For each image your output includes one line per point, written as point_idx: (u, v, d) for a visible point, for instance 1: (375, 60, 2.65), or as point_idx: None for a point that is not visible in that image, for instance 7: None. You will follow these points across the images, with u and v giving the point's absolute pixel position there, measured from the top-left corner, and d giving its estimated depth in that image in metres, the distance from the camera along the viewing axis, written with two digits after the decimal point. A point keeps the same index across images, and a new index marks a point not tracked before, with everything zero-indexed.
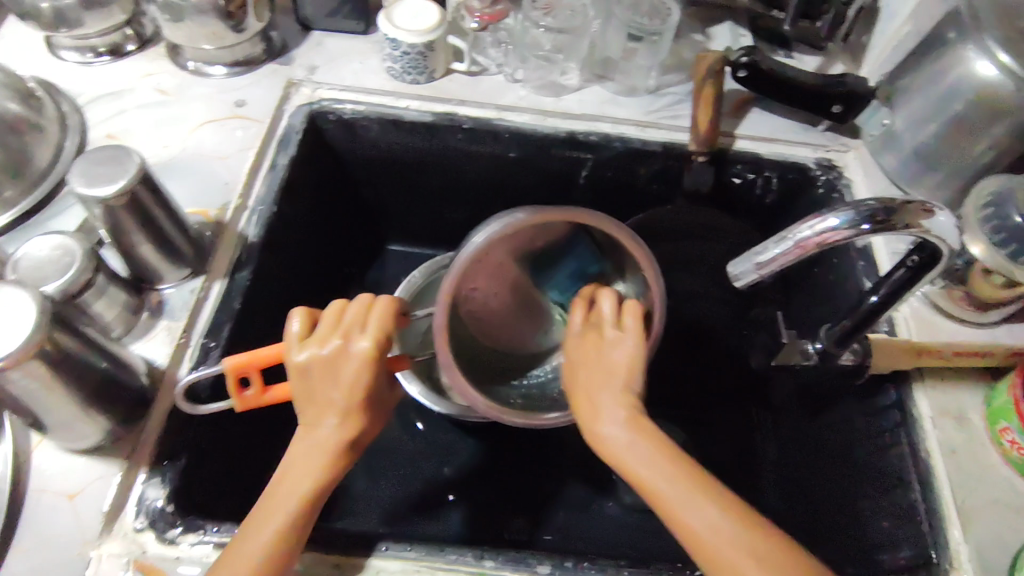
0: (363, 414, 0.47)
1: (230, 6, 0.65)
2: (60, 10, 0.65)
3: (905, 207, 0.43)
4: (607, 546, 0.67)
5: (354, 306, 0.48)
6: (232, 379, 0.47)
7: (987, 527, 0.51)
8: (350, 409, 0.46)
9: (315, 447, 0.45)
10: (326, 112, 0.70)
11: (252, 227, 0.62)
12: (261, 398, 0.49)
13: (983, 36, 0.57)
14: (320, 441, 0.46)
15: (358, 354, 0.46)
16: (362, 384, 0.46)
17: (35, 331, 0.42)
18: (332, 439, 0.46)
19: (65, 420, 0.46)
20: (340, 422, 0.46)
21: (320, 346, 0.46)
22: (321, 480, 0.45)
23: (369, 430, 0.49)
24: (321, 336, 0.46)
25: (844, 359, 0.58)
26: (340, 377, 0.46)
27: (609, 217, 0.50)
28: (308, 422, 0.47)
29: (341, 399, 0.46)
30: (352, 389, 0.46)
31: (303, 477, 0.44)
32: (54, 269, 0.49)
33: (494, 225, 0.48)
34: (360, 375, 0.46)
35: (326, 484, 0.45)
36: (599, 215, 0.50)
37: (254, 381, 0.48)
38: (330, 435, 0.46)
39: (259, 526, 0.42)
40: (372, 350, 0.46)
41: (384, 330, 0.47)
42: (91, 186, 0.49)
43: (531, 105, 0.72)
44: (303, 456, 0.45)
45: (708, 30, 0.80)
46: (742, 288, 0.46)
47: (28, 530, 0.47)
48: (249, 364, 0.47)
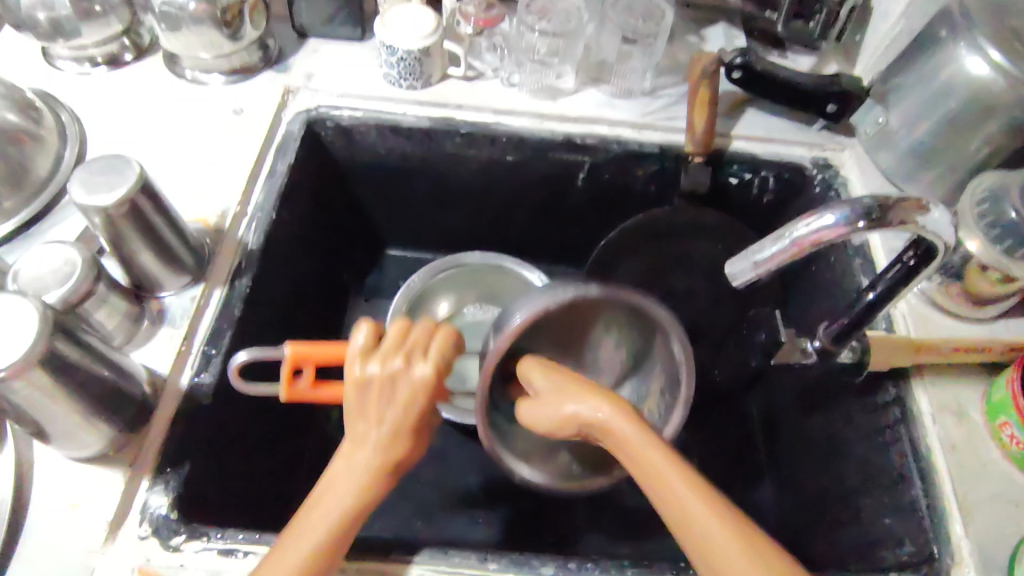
0: (411, 439, 0.45)
1: (226, 15, 0.65)
2: (58, 21, 0.65)
3: (899, 204, 0.43)
4: (610, 548, 0.68)
5: (418, 329, 0.46)
6: (288, 366, 0.47)
7: (988, 520, 0.51)
8: (401, 433, 0.44)
9: (359, 466, 0.43)
10: (323, 119, 0.71)
11: (252, 234, 0.62)
12: (310, 392, 0.48)
13: (974, 35, 0.57)
14: (366, 460, 0.43)
15: (419, 378, 0.44)
16: (417, 411, 0.44)
17: (37, 341, 0.42)
18: (378, 459, 0.44)
19: (68, 429, 0.46)
20: (389, 442, 0.44)
21: (384, 364, 0.44)
22: (360, 503, 0.42)
23: (414, 458, 0.46)
24: (385, 353, 0.45)
25: (843, 356, 0.58)
26: (397, 397, 0.44)
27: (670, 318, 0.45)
28: (355, 438, 0.44)
29: (396, 422, 0.44)
30: (409, 415, 0.44)
31: (344, 494, 0.42)
32: (55, 278, 0.49)
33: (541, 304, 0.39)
34: (419, 401, 0.44)
35: (368, 505, 0.43)
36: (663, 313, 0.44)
37: (310, 373, 0.48)
38: (378, 455, 0.44)
39: (299, 536, 0.41)
40: (434, 378, 0.44)
41: (445, 358, 0.45)
42: (91, 195, 0.49)
43: (528, 109, 0.72)
44: (347, 473, 0.43)
45: (703, 32, 0.80)
46: (741, 286, 0.46)
47: (31, 539, 0.47)
48: (309, 356, 0.47)
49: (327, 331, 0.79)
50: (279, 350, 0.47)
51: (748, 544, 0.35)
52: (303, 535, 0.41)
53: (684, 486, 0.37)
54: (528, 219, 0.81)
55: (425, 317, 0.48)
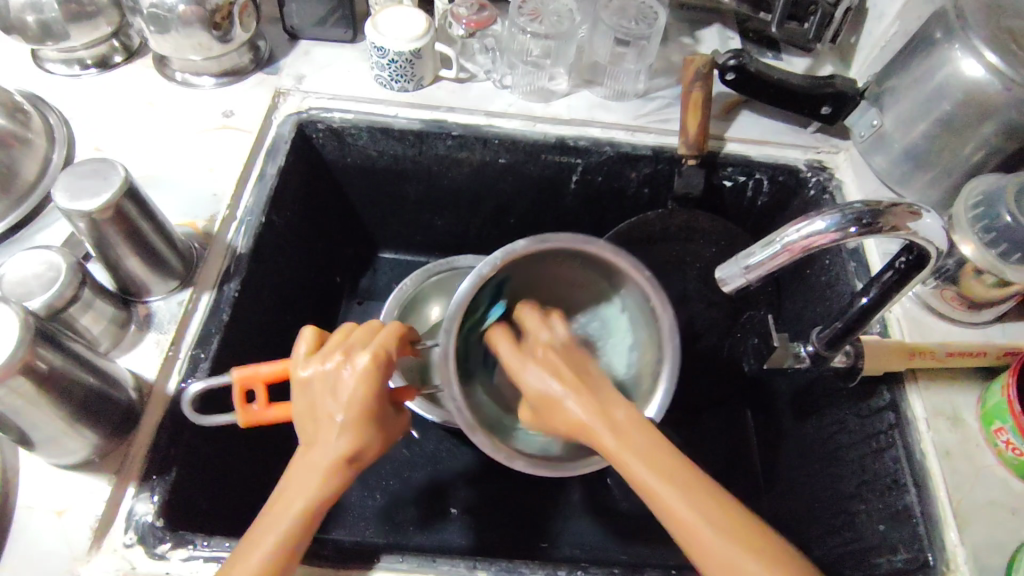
0: (365, 431, 0.44)
1: (216, 17, 0.65)
2: (46, 23, 0.65)
3: (891, 210, 0.43)
4: (602, 552, 0.67)
5: (359, 330, 0.48)
6: (238, 390, 0.47)
7: (983, 527, 0.51)
8: (350, 421, 0.44)
9: (309, 465, 0.43)
10: (314, 121, 0.70)
11: (242, 238, 0.61)
12: (265, 415, 0.48)
13: (970, 36, 0.57)
14: (316, 459, 0.43)
15: (356, 366, 0.45)
16: (361, 400, 0.44)
17: (19, 348, 0.41)
18: (327, 455, 0.43)
19: (53, 436, 0.46)
20: (337, 437, 0.44)
21: (322, 362, 0.45)
22: (315, 498, 0.42)
23: (377, 449, 0.45)
24: (323, 353, 0.46)
25: (837, 361, 0.57)
26: (339, 391, 0.44)
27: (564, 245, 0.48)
28: (309, 438, 0.45)
29: (342, 413, 0.44)
30: (354, 402, 0.44)
31: (298, 492, 0.42)
32: (40, 284, 0.49)
33: (499, 255, 0.46)
34: (360, 390, 0.44)
35: (327, 499, 0.43)
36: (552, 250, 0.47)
37: (259, 395, 0.48)
38: (327, 451, 0.43)
39: (258, 538, 0.41)
40: (370, 366, 0.45)
41: (384, 347, 0.46)
42: (76, 200, 0.49)
43: (520, 111, 0.72)
44: (299, 474, 0.43)
45: (697, 33, 0.80)
46: (731, 292, 0.46)
47: (16, 548, 0.46)
48: (255, 376, 0.47)
49: None
50: (224, 376, 0.48)
51: (713, 510, 0.38)
52: (263, 535, 0.41)
53: (644, 446, 0.40)
54: (521, 221, 0.81)
55: (370, 320, 0.49)
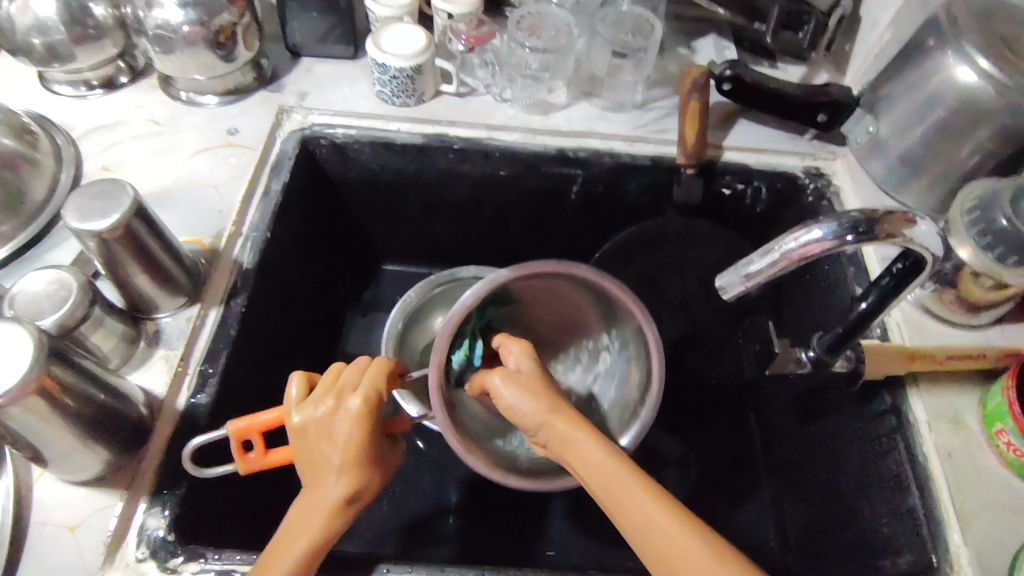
0: (363, 471, 0.46)
1: (220, 37, 0.66)
2: (52, 45, 0.66)
3: (886, 217, 0.43)
4: (611, 559, 0.68)
5: (349, 370, 0.49)
6: (235, 441, 0.47)
7: (987, 529, 0.51)
8: (349, 463, 0.45)
9: (314, 506, 0.44)
10: (317, 137, 0.71)
11: (248, 253, 0.62)
12: (263, 460, 0.48)
13: (962, 44, 0.57)
14: (320, 502, 0.44)
15: (350, 407, 0.46)
16: (356, 442, 0.46)
17: (32, 367, 0.42)
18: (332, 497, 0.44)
19: (66, 453, 0.46)
20: (340, 478, 0.45)
21: (315, 408, 0.46)
22: (318, 539, 0.43)
23: (373, 488, 0.47)
24: (316, 398, 0.47)
25: (838, 366, 0.58)
26: (335, 435, 0.46)
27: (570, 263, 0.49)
28: (308, 483, 0.46)
29: (341, 455, 0.45)
30: (350, 443, 0.45)
31: (303, 533, 0.43)
32: (51, 303, 0.50)
33: (482, 286, 0.47)
34: (355, 431, 0.46)
35: (330, 538, 0.44)
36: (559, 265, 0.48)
37: (256, 441, 0.48)
38: (330, 494, 0.44)
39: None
40: (363, 408, 0.46)
41: (376, 387, 0.48)
42: (86, 220, 0.49)
43: (520, 123, 0.73)
44: (301, 515, 0.44)
45: (693, 44, 0.81)
46: (730, 300, 0.47)
47: (29, 565, 0.47)
48: (248, 427, 0.47)
49: (325, 348, 0.80)
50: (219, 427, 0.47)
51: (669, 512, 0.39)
52: (267, 573, 0.41)
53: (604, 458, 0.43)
54: (522, 232, 0.82)
55: (358, 359, 0.50)
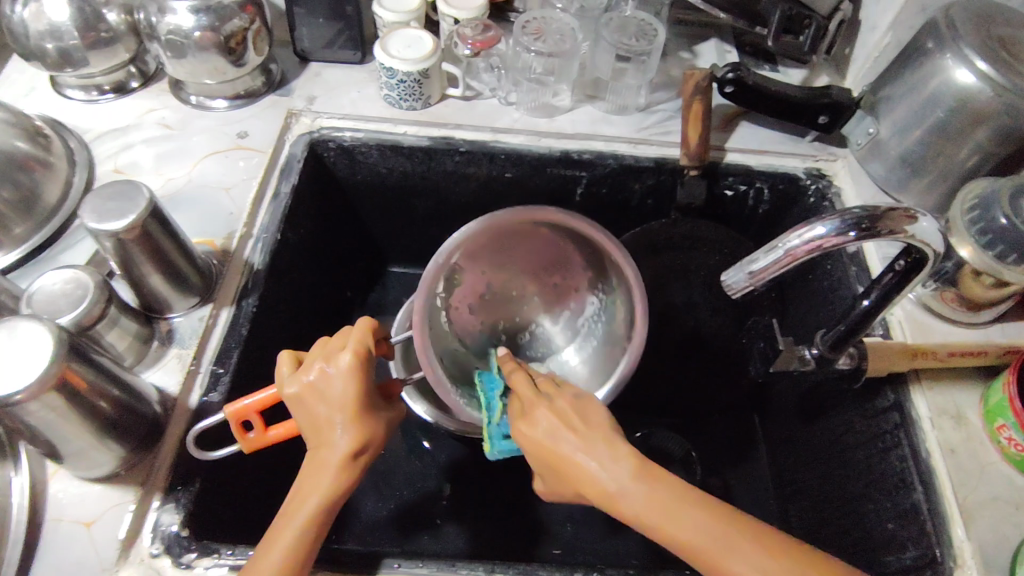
0: (367, 424, 0.47)
1: (230, 42, 0.67)
2: (66, 50, 0.67)
3: (889, 214, 0.44)
4: (617, 556, 0.68)
5: (332, 336, 0.50)
6: (235, 424, 0.49)
7: (990, 524, 0.52)
8: (347, 418, 0.46)
9: (323, 463, 0.45)
10: (325, 140, 0.72)
11: (258, 255, 0.63)
12: (265, 438, 0.50)
13: (960, 46, 0.58)
14: (328, 458, 0.46)
15: (341, 366, 0.47)
16: (354, 396, 0.47)
17: (51, 363, 0.43)
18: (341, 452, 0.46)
19: (82, 449, 0.47)
20: (345, 432, 0.46)
21: (306, 374, 0.47)
22: (331, 491, 0.44)
23: (378, 439, 0.48)
24: (306, 365, 0.48)
25: (841, 363, 0.58)
26: (331, 393, 0.47)
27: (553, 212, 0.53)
28: (315, 443, 0.47)
29: (339, 415, 0.46)
30: (348, 400, 0.47)
31: (312, 494, 0.44)
32: (67, 301, 0.51)
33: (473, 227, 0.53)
34: (351, 387, 0.47)
35: (338, 494, 0.45)
36: (551, 213, 0.54)
37: (256, 422, 0.49)
38: (338, 450, 0.46)
39: (278, 533, 0.43)
40: (354, 362, 0.47)
41: (363, 343, 0.48)
42: (102, 221, 0.50)
43: (525, 126, 0.74)
44: (313, 472, 0.45)
45: (695, 48, 0.82)
46: (735, 296, 0.47)
47: (46, 560, 0.47)
48: (247, 408, 0.49)
49: None
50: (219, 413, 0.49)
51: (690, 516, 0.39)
52: (280, 535, 0.43)
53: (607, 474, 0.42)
54: None
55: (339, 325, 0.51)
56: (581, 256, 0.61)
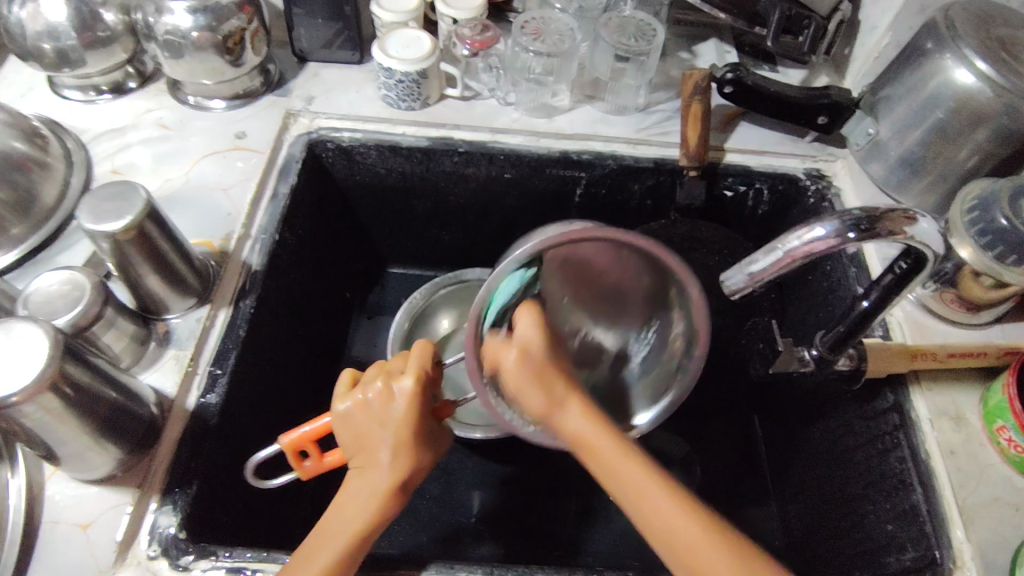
0: (416, 452, 0.48)
1: (228, 42, 0.67)
2: (63, 51, 0.67)
3: (887, 215, 0.44)
4: (616, 558, 0.68)
5: (396, 359, 0.50)
6: (291, 453, 0.48)
7: (989, 525, 0.51)
8: (397, 444, 0.47)
9: (370, 487, 0.47)
10: (324, 141, 0.72)
11: (256, 256, 0.63)
12: (323, 465, 0.50)
13: (960, 46, 0.58)
14: (374, 482, 0.47)
15: (402, 388, 0.47)
16: (409, 422, 0.47)
17: (48, 365, 0.43)
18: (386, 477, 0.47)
19: (78, 451, 0.47)
20: (393, 458, 0.47)
21: (364, 394, 0.47)
22: (373, 516, 0.46)
23: (424, 468, 0.49)
24: (365, 384, 0.48)
25: (840, 364, 0.58)
26: (387, 416, 0.47)
27: (649, 238, 0.43)
28: (362, 465, 0.48)
29: (393, 437, 0.47)
30: (402, 427, 0.47)
31: (357, 512, 0.46)
32: (64, 303, 0.51)
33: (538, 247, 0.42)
34: (407, 413, 0.47)
35: (379, 519, 0.46)
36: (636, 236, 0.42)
37: (313, 452, 0.49)
38: (384, 475, 0.47)
39: (317, 550, 0.44)
40: (414, 387, 0.47)
41: (425, 368, 0.48)
42: (99, 222, 0.50)
43: (524, 127, 0.74)
44: (358, 495, 0.47)
45: (694, 48, 0.82)
46: (735, 298, 0.47)
47: (42, 562, 0.47)
48: (302, 439, 0.48)
49: (332, 350, 0.81)
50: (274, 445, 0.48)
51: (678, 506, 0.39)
52: (321, 551, 0.44)
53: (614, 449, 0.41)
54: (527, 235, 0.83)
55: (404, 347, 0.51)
56: (644, 280, 0.49)
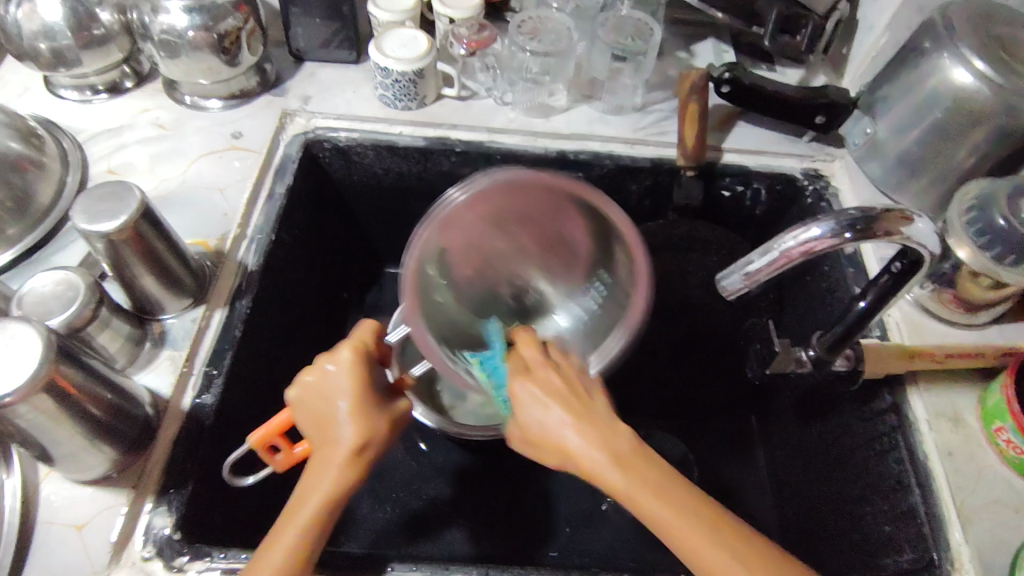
0: (373, 419, 0.48)
1: (224, 42, 0.66)
2: (59, 50, 0.66)
3: (883, 216, 0.44)
4: (613, 558, 0.68)
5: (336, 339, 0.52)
6: (260, 449, 0.50)
7: (986, 526, 0.51)
8: (350, 412, 0.47)
9: (327, 459, 0.46)
10: (320, 141, 0.72)
11: (252, 256, 0.63)
12: (293, 456, 0.51)
13: (958, 45, 0.58)
14: (333, 454, 0.46)
15: (341, 361, 0.49)
16: (357, 391, 0.48)
17: (41, 366, 0.43)
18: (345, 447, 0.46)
19: (73, 452, 0.47)
20: (349, 425, 0.47)
21: (308, 374, 0.49)
22: (335, 487, 0.45)
23: (384, 435, 0.48)
24: (309, 366, 0.49)
25: (837, 365, 0.58)
26: (335, 389, 0.48)
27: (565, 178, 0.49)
28: (320, 440, 0.48)
29: (341, 409, 0.47)
30: (351, 395, 0.48)
31: (318, 484, 0.45)
32: (59, 303, 0.51)
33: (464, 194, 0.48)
34: (353, 382, 0.48)
35: (342, 491, 0.46)
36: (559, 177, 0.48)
37: (281, 445, 0.50)
38: (343, 443, 0.46)
39: (283, 530, 0.44)
40: (353, 358, 0.49)
41: (363, 341, 0.50)
42: (94, 222, 0.50)
43: (521, 127, 0.74)
44: (317, 470, 0.46)
45: (692, 47, 0.82)
46: (730, 297, 0.47)
47: (36, 563, 0.47)
48: (269, 434, 0.49)
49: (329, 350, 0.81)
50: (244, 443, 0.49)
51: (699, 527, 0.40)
52: (283, 534, 0.44)
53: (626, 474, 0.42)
54: None
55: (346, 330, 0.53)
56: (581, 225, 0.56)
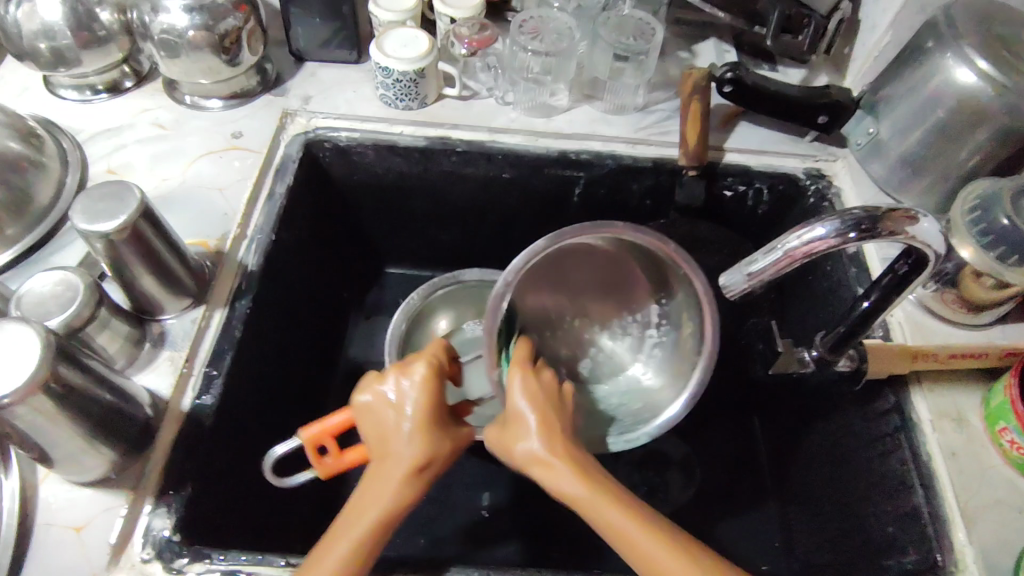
0: (435, 437, 0.49)
1: (224, 41, 0.66)
2: (58, 50, 0.66)
3: (888, 215, 0.44)
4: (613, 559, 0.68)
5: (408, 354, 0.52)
6: (310, 448, 0.51)
7: (990, 527, 0.51)
8: (416, 427, 0.48)
9: (390, 473, 0.47)
10: (320, 141, 0.72)
11: (251, 256, 0.63)
12: (340, 462, 0.51)
13: (961, 45, 0.58)
14: (396, 466, 0.47)
15: (415, 377, 0.49)
16: (424, 407, 0.48)
17: (40, 366, 0.42)
18: (406, 460, 0.47)
19: (71, 453, 0.46)
20: (411, 437, 0.47)
21: (380, 384, 0.49)
22: (393, 505, 0.45)
23: (443, 459, 0.49)
24: (378, 376, 0.50)
25: (840, 365, 0.58)
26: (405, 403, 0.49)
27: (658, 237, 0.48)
28: (382, 452, 0.48)
29: (407, 424, 0.48)
30: (417, 410, 0.48)
31: (376, 499, 0.45)
32: (57, 303, 0.50)
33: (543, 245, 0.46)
34: (422, 397, 0.49)
35: (400, 505, 0.46)
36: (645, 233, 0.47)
37: (331, 447, 0.51)
38: (405, 457, 0.47)
39: (334, 542, 0.44)
40: (428, 372, 0.49)
41: (437, 358, 0.51)
42: (93, 222, 0.50)
43: (523, 126, 0.74)
44: (375, 484, 0.46)
45: (694, 47, 0.82)
46: (734, 298, 0.47)
47: (35, 565, 0.47)
48: (322, 433, 0.51)
49: (329, 350, 0.80)
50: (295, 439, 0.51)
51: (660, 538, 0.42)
52: (334, 545, 0.43)
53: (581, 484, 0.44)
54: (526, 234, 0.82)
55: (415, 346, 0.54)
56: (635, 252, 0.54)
